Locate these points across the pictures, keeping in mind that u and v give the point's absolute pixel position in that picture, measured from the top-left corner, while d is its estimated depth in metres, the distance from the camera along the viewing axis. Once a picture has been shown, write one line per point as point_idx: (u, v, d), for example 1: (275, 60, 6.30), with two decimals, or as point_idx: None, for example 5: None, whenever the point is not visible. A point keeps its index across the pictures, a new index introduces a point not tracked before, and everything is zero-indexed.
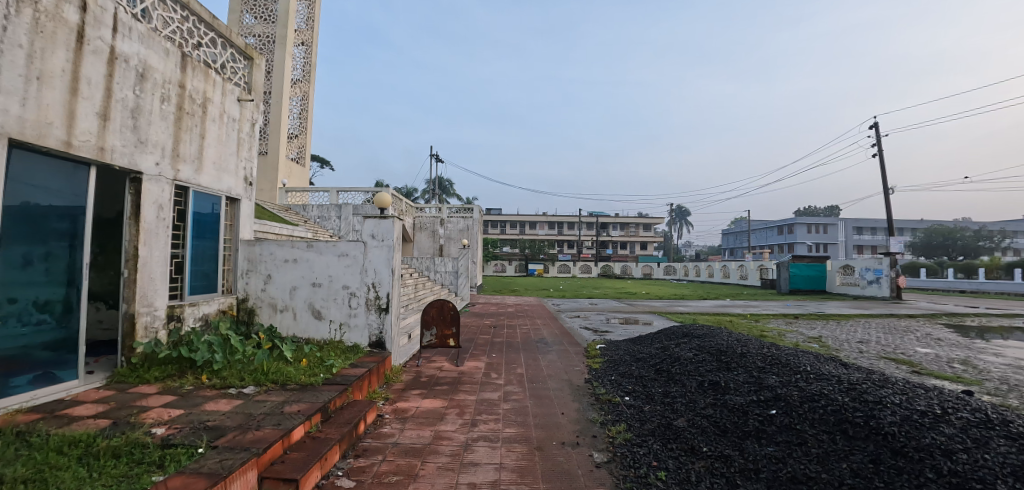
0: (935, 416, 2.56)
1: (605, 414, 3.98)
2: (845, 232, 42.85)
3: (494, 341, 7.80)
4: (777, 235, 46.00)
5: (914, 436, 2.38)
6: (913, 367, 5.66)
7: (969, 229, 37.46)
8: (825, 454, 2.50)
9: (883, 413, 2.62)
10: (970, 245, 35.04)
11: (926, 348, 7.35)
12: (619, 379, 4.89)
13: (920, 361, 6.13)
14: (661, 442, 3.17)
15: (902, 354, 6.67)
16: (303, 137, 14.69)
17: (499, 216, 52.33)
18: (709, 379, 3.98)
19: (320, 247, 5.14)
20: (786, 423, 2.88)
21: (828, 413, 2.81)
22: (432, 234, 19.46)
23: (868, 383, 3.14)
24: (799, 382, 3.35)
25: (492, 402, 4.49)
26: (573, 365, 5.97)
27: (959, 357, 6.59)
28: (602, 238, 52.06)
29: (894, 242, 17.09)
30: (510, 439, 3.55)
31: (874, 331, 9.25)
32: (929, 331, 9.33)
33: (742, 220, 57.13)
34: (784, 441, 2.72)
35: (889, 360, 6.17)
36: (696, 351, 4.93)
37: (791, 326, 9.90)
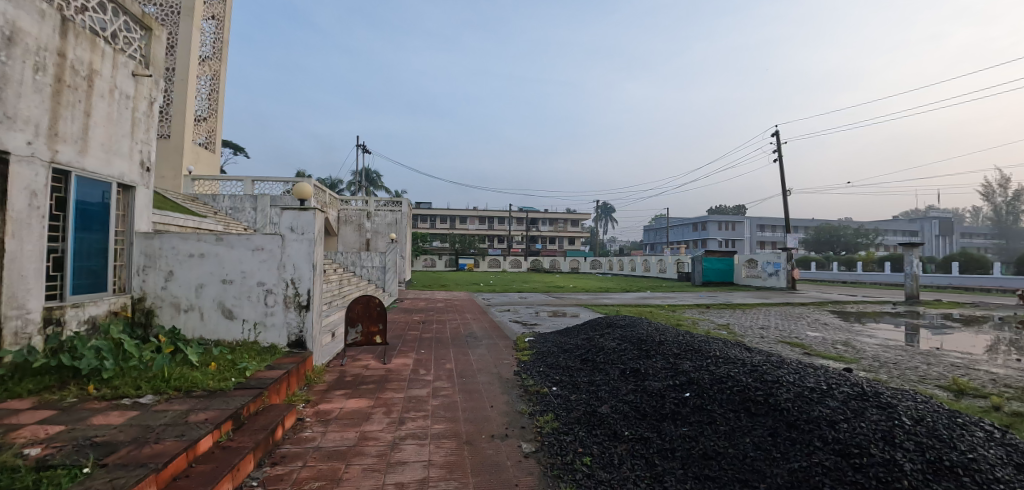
0: (821, 391, 2.86)
1: (533, 405, 4.05)
2: (750, 230, 47.16)
3: (422, 337, 7.66)
4: (692, 231, 49.73)
5: (805, 410, 2.64)
6: (804, 349, 6.35)
7: (850, 227, 42.78)
8: (731, 430, 2.72)
9: (780, 391, 2.89)
10: (850, 241, 40.04)
11: (815, 331, 8.30)
12: (547, 370, 5.00)
13: (810, 344, 6.91)
14: (586, 429, 3.28)
15: (796, 337, 7.48)
16: (212, 120, 13.45)
17: (430, 210, 51.53)
18: (631, 367, 4.18)
19: (231, 241, 4.73)
20: (698, 404, 3.09)
21: (734, 392, 3.05)
22: (358, 227, 18.72)
23: (767, 365, 3.45)
24: (710, 367, 3.61)
25: (420, 399, 4.39)
26: (502, 358, 6.01)
27: (840, 338, 7.52)
28: (531, 233, 53.18)
29: (790, 238, 19.04)
30: (438, 435, 3.49)
31: (773, 318, 10.27)
32: (818, 317, 10.55)
33: (661, 219, 61.03)
34: (697, 421, 2.92)
35: (786, 343, 6.88)
36: (619, 341, 5.17)
37: (703, 314, 10.73)
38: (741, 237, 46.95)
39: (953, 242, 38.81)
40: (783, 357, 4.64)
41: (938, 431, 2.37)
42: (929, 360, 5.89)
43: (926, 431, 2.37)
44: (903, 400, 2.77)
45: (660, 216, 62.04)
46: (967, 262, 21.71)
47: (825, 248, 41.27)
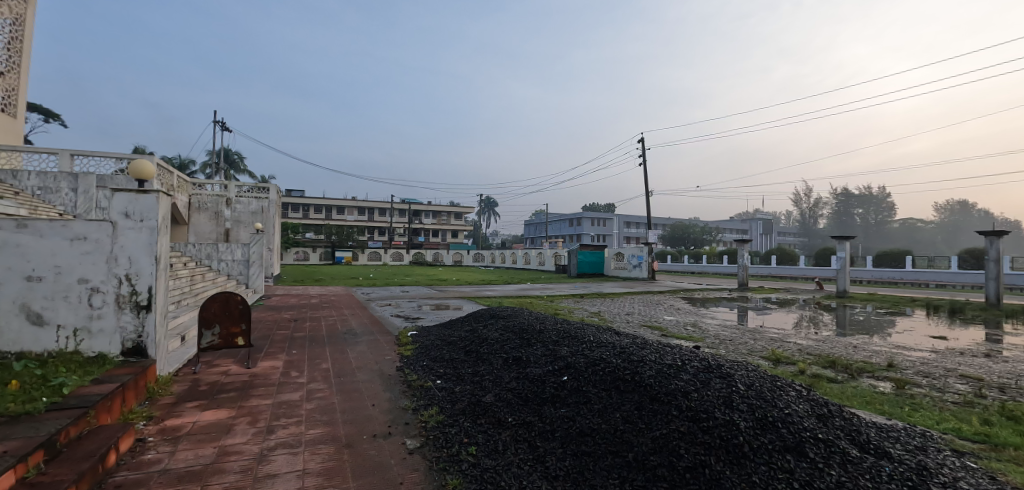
0: (677, 367, 3.28)
1: (417, 400, 3.98)
2: (618, 226, 51.96)
3: (293, 336, 7.04)
4: (569, 227, 53.08)
5: (664, 384, 2.99)
6: (662, 331, 7.23)
7: (697, 225, 49.47)
8: (603, 408, 2.97)
9: (644, 369, 3.23)
10: (697, 237, 46.42)
11: (670, 315, 9.48)
12: (430, 364, 4.94)
13: (666, 326, 7.88)
14: (471, 419, 3.32)
15: (655, 321, 8.46)
16: (13, 75, 10.68)
17: (302, 198, 47.33)
18: (513, 355, 4.32)
19: (39, 228, 3.82)
20: (575, 386, 3.32)
21: (606, 373, 3.34)
22: (214, 216, 16.39)
23: (633, 347, 3.84)
24: (585, 351, 3.90)
25: (291, 404, 4.03)
26: (383, 354, 5.80)
27: (690, 321, 8.69)
28: (414, 225, 52.01)
29: (651, 234, 21.43)
30: (314, 441, 3.24)
31: (636, 305, 11.47)
32: (672, 303, 12.05)
33: (541, 214, 64.12)
34: (574, 402, 3.14)
35: (647, 326, 7.74)
36: (501, 331, 5.32)
37: (577, 304, 11.56)
38: (611, 232, 51.50)
39: (771, 240, 47.12)
40: (645, 339, 5.21)
41: (763, 393, 2.87)
42: (754, 336, 7.12)
43: (755, 394, 2.86)
44: (738, 370, 3.30)
45: (540, 212, 65.11)
46: (780, 256, 26.61)
47: (678, 243, 47.29)
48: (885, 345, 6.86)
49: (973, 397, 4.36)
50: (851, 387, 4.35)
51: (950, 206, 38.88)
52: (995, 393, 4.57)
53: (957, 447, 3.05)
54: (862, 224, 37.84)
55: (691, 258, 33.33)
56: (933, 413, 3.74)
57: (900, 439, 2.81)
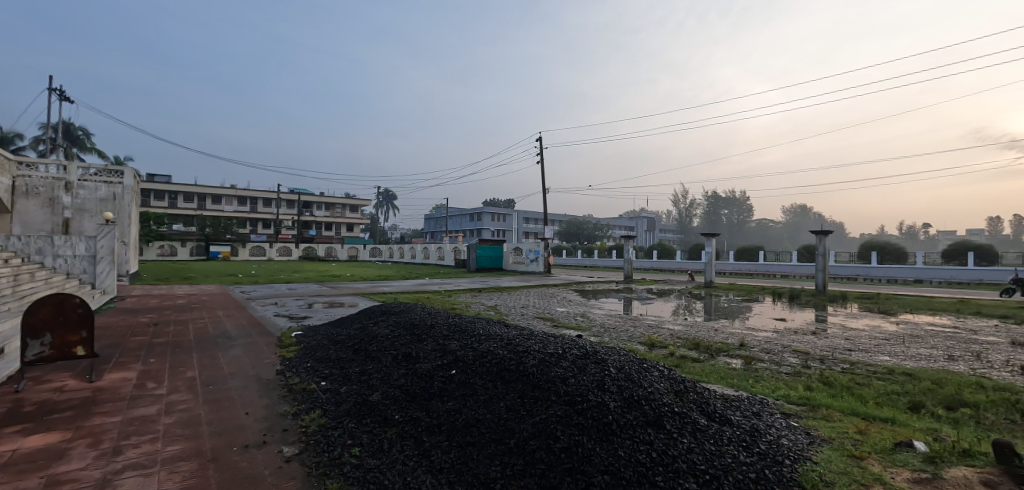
0: (558, 355, 3.46)
1: (298, 404, 3.72)
2: (517, 222, 53.45)
3: (152, 343, 6.15)
4: (469, 222, 53.29)
5: (546, 371, 3.14)
6: (553, 322, 7.62)
7: (590, 222, 52.67)
8: (489, 398, 3.04)
9: (528, 358, 3.37)
10: (590, 233, 49.39)
11: (562, 307, 9.98)
12: (315, 365, 4.65)
13: (558, 317, 8.29)
14: (356, 420, 3.19)
15: (547, 313, 8.86)
16: None
17: (167, 185, 41.44)
18: (403, 352, 4.23)
19: None
20: (462, 379, 3.35)
21: (492, 364, 3.42)
22: (49, 202, 13.77)
23: (520, 338, 3.98)
24: (474, 344, 3.95)
25: (146, 420, 3.52)
26: (262, 358, 5.33)
27: (579, 312, 9.24)
28: (305, 217, 48.38)
29: (547, 229, 22.39)
30: (173, 459, 2.87)
31: (531, 298, 11.91)
32: (564, 295, 12.71)
33: (442, 209, 63.58)
34: (461, 395, 3.16)
35: (540, 318, 8.09)
36: (392, 328, 5.19)
37: (475, 298, 11.68)
38: (511, 228, 52.72)
39: (653, 236, 51.85)
40: (533, 330, 5.41)
41: (631, 375, 3.15)
42: (634, 324, 7.81)
43: (624, 376, 3.12)
44: (611, 355, 3.58)
45: (441, 206, 64.50)
46: (661, 251, 29.31)
47: (573, 238, 49.88)
48: (738, 328, 7.92)
49: (800, 368, 5.23)
50: (709, 365, 4.97)
51: (793, 209, 46.26)
52: (816, 364, 5.52)
53: (786, 410, 3.63)
54: (726, 222, 43.23)
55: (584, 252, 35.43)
56: (770, 383, 4.41)
57: (740, 407, 3.27)
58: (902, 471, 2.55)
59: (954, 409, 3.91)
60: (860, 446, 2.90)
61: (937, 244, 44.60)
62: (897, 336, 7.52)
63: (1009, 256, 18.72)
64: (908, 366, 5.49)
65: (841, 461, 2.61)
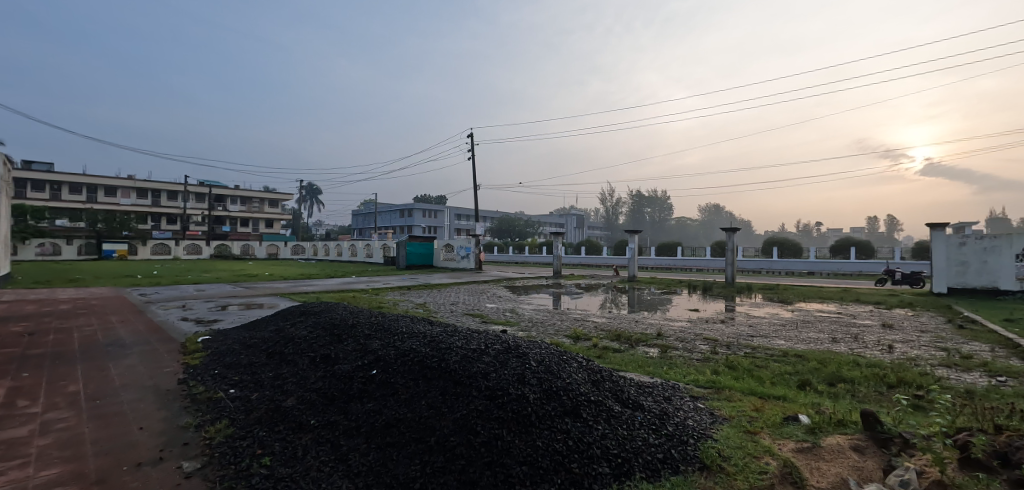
0: (480, 351, 3.48)
1: (203, 415, 3.43)
2: (449, 218, 52.99)
3: (25, 355, 5.37)
4: (400, 218, 51.95)
5: (468, 367, 3.15)
6: (482, 318, 7.65)
7: (521, 219, 53.43)
8: (410, 397, 2.99)
9: (451, 355, 3.36)
10: (522, 230, 50.11)
11: (491, 303, 10.05)
12: (224, 372, 4.31)
13: (487, 314, 8.34)
14: (268, 428, 3.00)
15: (477, 309, 8.88)
16: None
17: (46, 174, 36.27)
18: (321, 354, 4.05)
19: None
20: (383, 379, 3.27)
21: (413, 363, 3.37)
22: None
23: (443, 335, 3.96)
24: (396, 343, 3.87)
25: (15, 442, 3.07)
26: (162, 366, 4.84)
27: (508, 307, 9.35)
28: (217, 212, 44.54)
29: (479, 226, 22.40)
30: (48, 485, 2.53)
31: (462, 295, 11.86)
32: (495, 291, 12.80)
33: (371, 204, 61.42)
34: (381, 395, 3.09)
35: (470, 315, 8.09)
36: (310, 329, 4.93)
37: (404, 296, 11.41)
38: (443, 224, 52.14)
39: (582, 232, 53.65)
40: (459, 327, 5.39)
41: (550, 367, 3.25)
42: (560, 318, 8.04)
43: (544, 368, 3.22)
44: (533, 349, 3.67)
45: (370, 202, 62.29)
46: (589, 247, 30.42)
47: (505, 235, 50.28)
48: (656, 319, 8.43)
49: (709, 354, 5.67)
50: (629, 355, 5.25)
51: (707, 208, 49.93)
52: (723, 350, 6.02)
53: (694, 394, 3.92)
54: (649, 220, 45.74)
55: (515, 248, 35.86)
56: (682, 369, 4.75)
57: (652, 392, 3.49)
58: (789, 442, 2.86)
59: (834, 385, 4.44)
60: (755, 422, 3.20)
61: (826, 240, 50.31)
62: (791, 322, 8.40)
63: (881, 250, 21.57)
64: (799, 348, 6.15)
65: (738, 437, 2.87)
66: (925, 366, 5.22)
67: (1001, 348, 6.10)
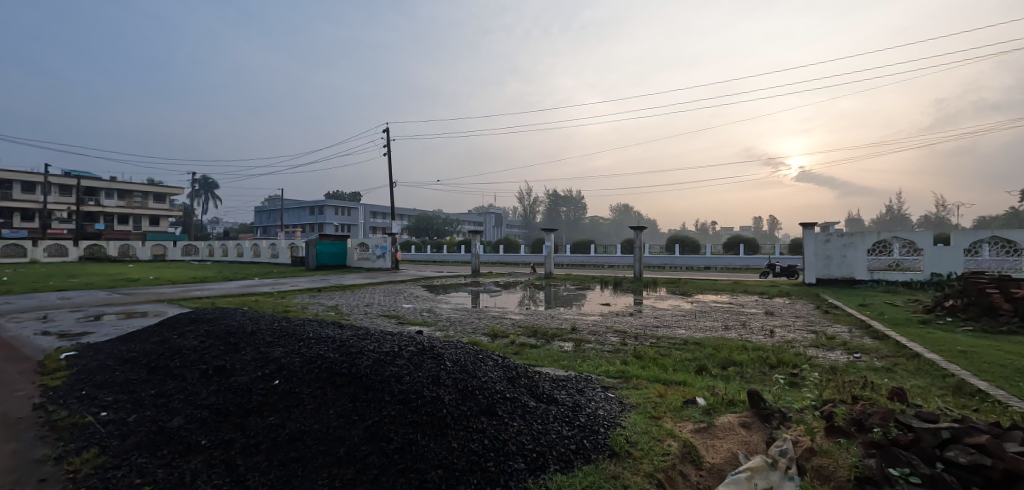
0: (393, 353, 3.36)
1: (64, 444, 2.93)
2: (364, 216, 50.88)
3: None
4: (310, 215, 48.83)
5: (380, 372, 3.03)
6: (399, 320, 7.44)
7: (440, 217, 52.77)
8: (317, 407, 2.80)
9: (362, 360, 3.20)
10: (440, 228, 49.49)
11: (408, 304, 9.80)
12: (93, 393, 3.73)
13: (404, 315, 8.12)
14: (148, 454, 2.64)
15: (393, 311, 8.62)
16: None
17: None
18: (214, 366, 3.65)
19: None
20: (287, 389, 3.03)
21: (321, 370, 3.16)
22: None
23: (354, 339, 3.77)
24: (301, 349, 3.61)
25: None
26: (10, 390, 4.07)
27: (425, 307, 9.19)
28: (86, 208, 38.64)
29: (396, 224, 21.75)
30: None
31: (378, 295, 11.43)
32: (412, 291, 12.51)
33: (277, 201, 57.07)
34: (284, 407, 2.86)
35: (386, 316, 7.84)
36: (202, 338, 4.44)
37: (314, 298, 10.74)
38: (357, 222, 49.89)
39: (501, 231, 54.25)
40: (372, 329, 5.17)
41: (465, 366, 3.23)
42: (478, 316, 8.05)
43: (458, 368, 3.18)
44: (448, 349, 3.62)
45: (276, 198, 57.78)
46: (507, 245, 30.85)
47: (423, 233, 49.32)
48: (571, 314, 8.76)
49: (619, 345, 6.01)
50: (545, 350, 5.40)
51: (618, 208, 52.98)
52: (632, 341, 6.40)
53: (605, 384, 4.13)
54: (564, 219, 47.42)
55: (434, 247, 35.32)
56: (594, 361, 4.98)
57: (566, 386, 3.61)
58: (687, 424, 3.10)
59: (726, 368, 4.91)
60: (658, 407, 3.43)
61: (719, 239, 55.63)
62: (690, 313, 9.17)
63: (763, 247, 24.31)
64: (697, 336, 6.73)
65: (644, 423, 3.05)
66: (799, 347, 5.96)
67: (856, 329, 7.15)
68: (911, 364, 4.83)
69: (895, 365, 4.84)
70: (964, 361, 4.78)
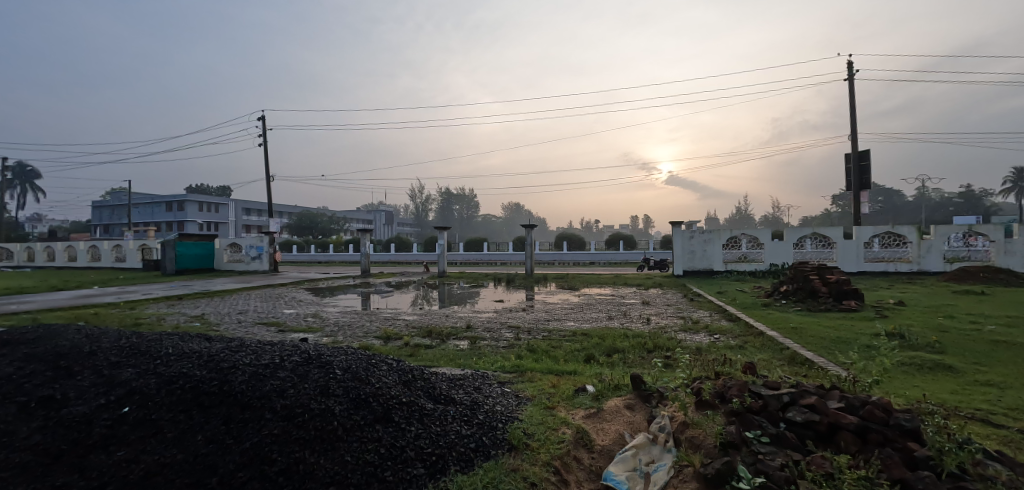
0: (273, 365, 3.04)
1: None
2: (235, 212, 45.54)
3: None
4: (165, 212, 42.31)
5: (258, 388, 2.72)
6: (279, 327, 6.80)
7: (326, 215, 49.32)
8: (181, 433, 2.43)
9: (236, 376, 2.85)
10: (325, 226, 46.28)
11: (290, 309, 9.01)
12: None
13: (285, 321, 7.45)
14: None
15: (273, 317, 7.86)
16: None
17: None
18: (36, 397, 2.95)
19: None
20: (140, 417, 2.57)
21: (184, 391, 2.74)
22: None
23: (225, 352, 3.33)
24: (157, 369, 3.09)
25: None
26: None
27: (311, 312, 8.52)
28: None
29: (273, 223, 19.82)
30: None
31: (253, 301, 10.32)
32: (294, 295, 11.51)
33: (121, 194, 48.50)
34: (137, 438, 2.42)
35: (263, 324, 7.11)
36: (16, 364, 3.56)
37: (172, 307, 9.34)
38: (226, 220, 44.45)
39: (393, 229, 52.39)
40: (246, 339, 4.62)
41: (357, 373, 3.04)
42: (370, 318, 7.69)
43: (349, 376, 2.99)
44: (337, 356, 3.38)
45: (119, 191, 48.87)
46: (399, 244, 29.92)
47: (306, 232, 45.57)
48: (466, 312, 8.79)
49: (513, 340, 6.18)
50: (441, 349, 5.34)
51: (510, 206, 54.47)
52: (525, 335, 6.62)
53: (501, 379, 4.20)
54: (457, 217, 47.39)
55: (319, 247, 32.90)
56: (489, 358, 5.05)
57: (463, 384, 3.60)
58: (579, 410, 3.29)
59: (611, 355, 5.32)
60: (553, 398, 3.58)
61: (602, 236, 60.12)
62: (577, 306, 9.75)
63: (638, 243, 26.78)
64: (584, 327, 7.20)
65: (539, 414, 3.16)
66: (671, 331, 6.69)
67: (714, 313, 8.23)
68: (757, 341, 5.70)
69: (746, 343, 5.67)
70: (794, 336, 5.77)
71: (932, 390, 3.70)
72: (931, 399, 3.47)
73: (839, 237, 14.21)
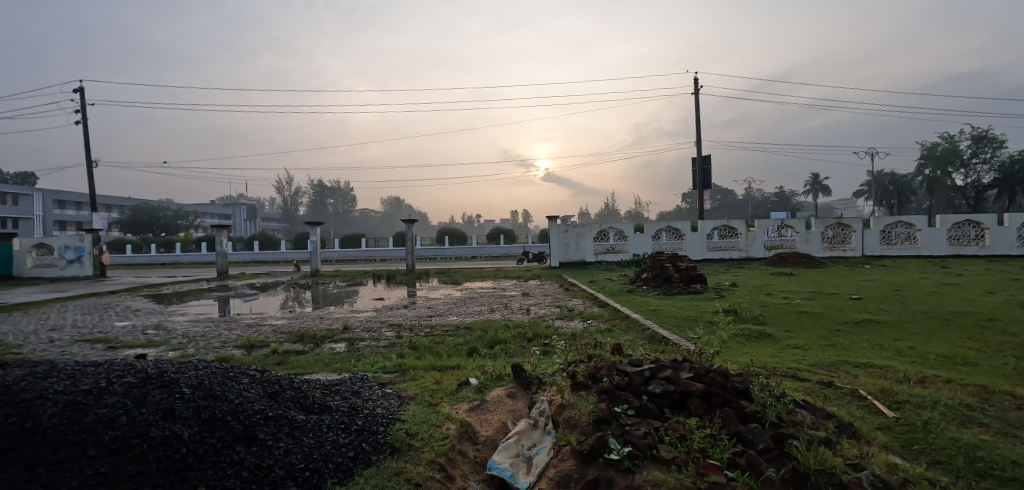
0: (97, 390, 2.49)
1: None
2: (41, 206, 36.73)
3: None
4: None
5: (76, 420, 2.21)
6: (108, 343, 5.65)
7: (170, 208, 42.32)
8: None
9: (44, 407, 2.27)
10: (170, 222, 39.74)
11: (123, 321, 7.54)
12: None
13: (116, 335, 6.21)
14: None
15: (98, 332, 6.49)
16: None
17: None
18: None
19: None
20: None
21: None
22: None
23: (26, 380, 2.63)
24: None
25: None
26: None
27: (151, 323, 7.24)
28: None
29: (98, 218, 16.39)
30: None
31: (69, 314, 8.42)
32: (129, 304, 9.67)
33: None
34: None
35: (84, 342, 5.84)
36: None
37: None
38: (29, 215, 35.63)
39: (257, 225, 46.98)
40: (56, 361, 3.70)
41: (211, 390, 2.63)
42: (228, 326, 6.78)
43: (202, 393, 2.57)
44: (184, 372, 2.89)
45: None
46: (264, 241, 26.94)
47: (143, 230, 38.43)
48: (343, 313, 8.24)
49: (395, 339, 5.95)
50: (314, 354, 4.91)
51: (393, 201, 52.65)
52: (407, 333, 6.40)
53: (382, 380, 4.00)
54: (332, 211, 44.22)
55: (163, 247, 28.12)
56: (369, 359, 4.77)
57: (339, 390, 3.33)
58: (463, 404, 3.26)
59: (493, 347, 5.40)
60: (436, 394, 3.51)
61: (485, 230, 61.15)
62: (460, 300, 9.75)
63: (518, 236, 27.73)
64: (467, 321, 7.21)
65: (423, 412, 3.07)
66: (549, 320, 7.04)
67: (588, 301, 8.86)
68: (623, 324, 6.27)
69: (614, 326, 6.20)
70: (653, 318, 6.47)
71: (758, 355, 4.43)
72: (756, 363, 4.15)
73: (687, 230, 16.31)
